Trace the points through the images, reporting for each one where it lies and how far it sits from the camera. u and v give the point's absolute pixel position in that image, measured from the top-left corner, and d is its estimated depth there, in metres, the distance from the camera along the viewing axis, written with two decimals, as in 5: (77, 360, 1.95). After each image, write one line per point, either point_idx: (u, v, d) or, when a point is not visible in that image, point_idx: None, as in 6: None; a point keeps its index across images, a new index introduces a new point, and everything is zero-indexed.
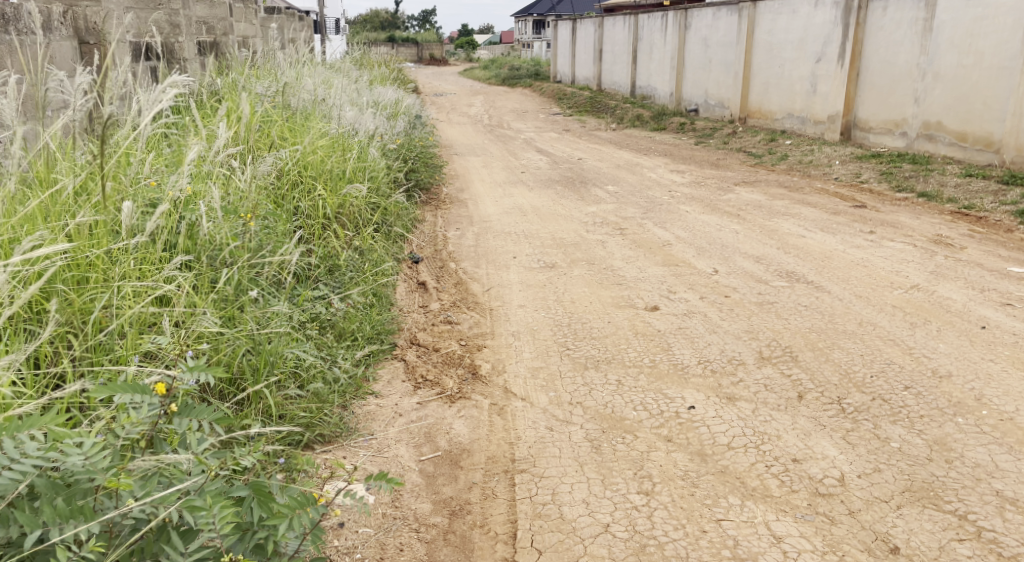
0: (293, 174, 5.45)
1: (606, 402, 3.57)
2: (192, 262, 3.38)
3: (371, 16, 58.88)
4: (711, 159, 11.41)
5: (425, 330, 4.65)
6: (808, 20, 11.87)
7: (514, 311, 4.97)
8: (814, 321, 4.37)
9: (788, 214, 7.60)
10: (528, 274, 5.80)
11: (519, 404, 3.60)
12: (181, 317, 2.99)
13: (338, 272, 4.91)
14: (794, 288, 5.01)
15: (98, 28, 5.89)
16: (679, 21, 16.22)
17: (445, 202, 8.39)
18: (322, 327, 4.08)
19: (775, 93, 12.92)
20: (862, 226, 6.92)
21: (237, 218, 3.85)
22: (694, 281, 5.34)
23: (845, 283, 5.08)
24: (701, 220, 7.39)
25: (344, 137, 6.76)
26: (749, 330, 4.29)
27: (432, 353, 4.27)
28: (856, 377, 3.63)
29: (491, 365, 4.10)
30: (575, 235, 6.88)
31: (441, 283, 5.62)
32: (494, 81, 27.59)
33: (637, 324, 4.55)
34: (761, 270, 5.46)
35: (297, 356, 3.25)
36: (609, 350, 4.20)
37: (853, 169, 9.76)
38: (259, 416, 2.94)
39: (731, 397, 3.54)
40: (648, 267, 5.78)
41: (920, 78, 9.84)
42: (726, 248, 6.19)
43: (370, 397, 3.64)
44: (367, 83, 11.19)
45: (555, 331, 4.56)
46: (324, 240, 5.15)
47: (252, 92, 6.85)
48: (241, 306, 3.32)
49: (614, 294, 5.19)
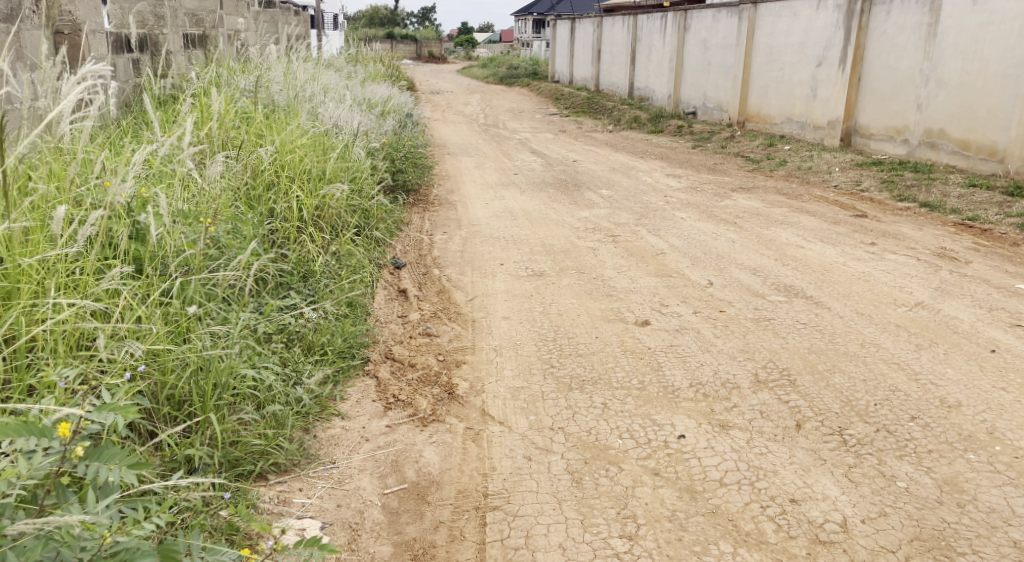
0: (268, 174, 5.21)
1: (590, 428, 3.32)
2: (141, 272, 3.14)
3: (369, 13, 58.56)
4: (708, 164, 11.17)
5: (401, 343, 4.40)
6: (810, 23, 11.64)
7: (497, 323, 4.71)
8: (813, 340, 4.12)
9: (787, 222, 7.36)
10: (515, 282, 5.54)
11: (496, 429, 3.34)
12: (121, 334, 2.75)
13: (312, 278, 4.66)
14: (792, 304, 4.76)
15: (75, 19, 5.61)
16: (678, 22, 15.98)
17: (433, 204, 8.13)
18: (290, 340, 3.83)
19: (773, 97, 12.68)
20: (863, 237, 6.68)
21: (196, 222, 3.61)
22: (687, 293, 5.10)
23: (846, 298, 4.84)
24: (697, 227, 7.14)
25: (325, 135, 6.51)
26: (744, 350, 4.04)
27: (407, 369, 4.02)
28: (859, 405, 3.39)
29: (469, 384, 3.84)
30: (566, 241, 6.63)
31: (423, 291, 5.36)
32: (491, 79, 27.33)
33: (627, 340, 4.30)
34: (757, 283, 5.20)
35: (252, 377, 3.01)
36: (596, 369, 3.95)
37: (854, 176, 9.52)
38: (206, 445, 2.69)
39: (723, 425, 3.29)
40: (640, 277, 5.54)
41: (923, 84, 9.61)
42: (722, 258, 5.94)
43: (335, 419, 3.40)
44: (358, 80, 10.97)
45: (539, 347, 4.30)
46: (299, 245, 4.90)
47: (233, 88, 6.60)
48: (193, 321, 3.08)
49: (604, 305, 4.94)
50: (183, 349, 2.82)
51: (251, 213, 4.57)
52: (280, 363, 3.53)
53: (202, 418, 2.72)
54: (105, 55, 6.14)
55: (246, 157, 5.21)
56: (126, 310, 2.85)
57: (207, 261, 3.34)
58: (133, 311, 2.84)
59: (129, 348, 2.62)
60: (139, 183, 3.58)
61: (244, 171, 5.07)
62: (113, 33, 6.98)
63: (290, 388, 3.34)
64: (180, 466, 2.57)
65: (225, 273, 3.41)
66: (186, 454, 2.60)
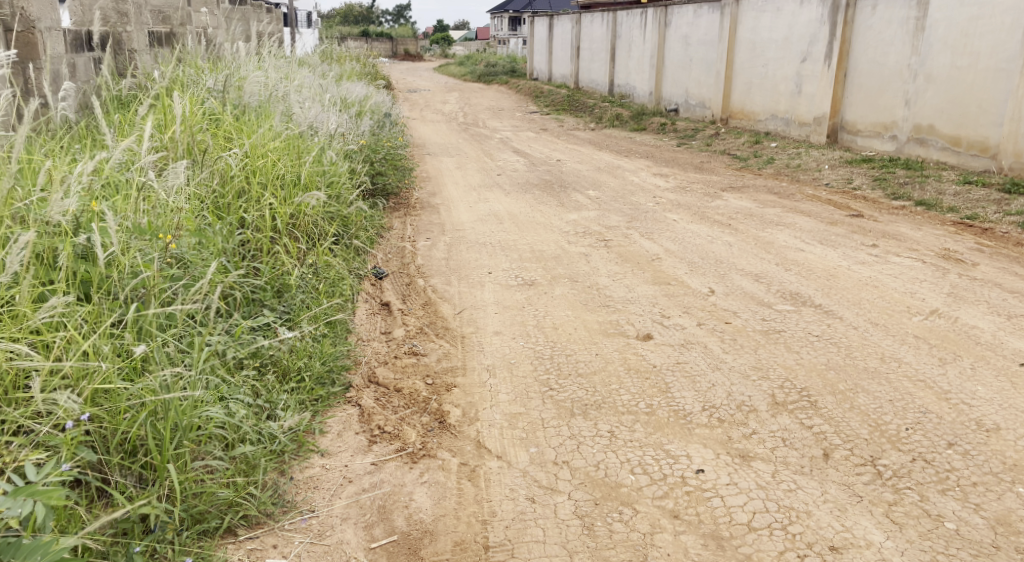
0: (237, 181, 4.88)
1: (598, 462, 3.02)
2: (88, 299, 2.84)
3: (344, 11, 57.90)
4: (695, 162, 10.91)
5: (385, 364, 4.07)
6: (794, 18, 11.42)
7: (488, 339, 4.39)
8: (830, 355, 3.83)
9: (782, 223, 7.10)
10: (504, 293, 5.22)
11: (494, 465, 3.04)
12: (63, 374, 2.45)
13: (287, 294, 4.34)
14: (801, 313, 4.48)
15: (27, 14, 5.24)
16: (658, 18, 15.71)
17: (415, 208, 7.79)
18: (263, 366, 3.52)
19: (757, 93, 12.46)
20: (862, 238, 6.42)
21: (153, 238, 3.31)
22: (689, 303, 4.81)
23: (856, 306, 4.55)
24: (690, 229, 6.86)
25: (299, 137, 6.16)
26: (757, 367, 3.75)
27: (392, 396, 3.70)
28: (889, 428, 3.11)
29: (462, 411, 3.53)
30: (556, 247, 6.32)
31: (407, 304, 5.04)
32: (470, 78, 26.92)
33: (630, 358, 3.99)
34: (762, 291, 4.92)
35: (217, 416, 2.71)
36: (599, 391, 3.64)
37: (845, 174, 9.30)
38: (164, 500, 2.40)
39: (744, 455, 3.00)
40: (637, 285, 5.24)
41: (911, 79, 9.40)
42: (721, 264, 5.65)
43: (314, 456, 3.09)
44: (335, 79, 10.58)
45: (535, 366, 3.99)
46: (273, 257, 4.57)
47: (197, 91, 6.23)
48: (149, 354, 2.78)
49: (601, 318, 4.63)
50: (138, 387, 2.52)
51: (219, 225, 4.24)
52: (251, 395, 3.23)
53: (159, 468, 2.42)
54: (62, 54, 5.74)
55: (212, 162, 4.88)
56: (70, 345, 2.55)
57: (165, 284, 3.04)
58: (78, 344, 2.55)
59: (66, 396, 2.32)
60: (86, 194, 3.30)
61: (211, 180, 4.74)
62: (71, 30, 6.57)
63: (263, 423, 3.03)
64: (132, 528, 2.30)
65: (186, 298, 3.11)
66: (140, 513, 2.31)
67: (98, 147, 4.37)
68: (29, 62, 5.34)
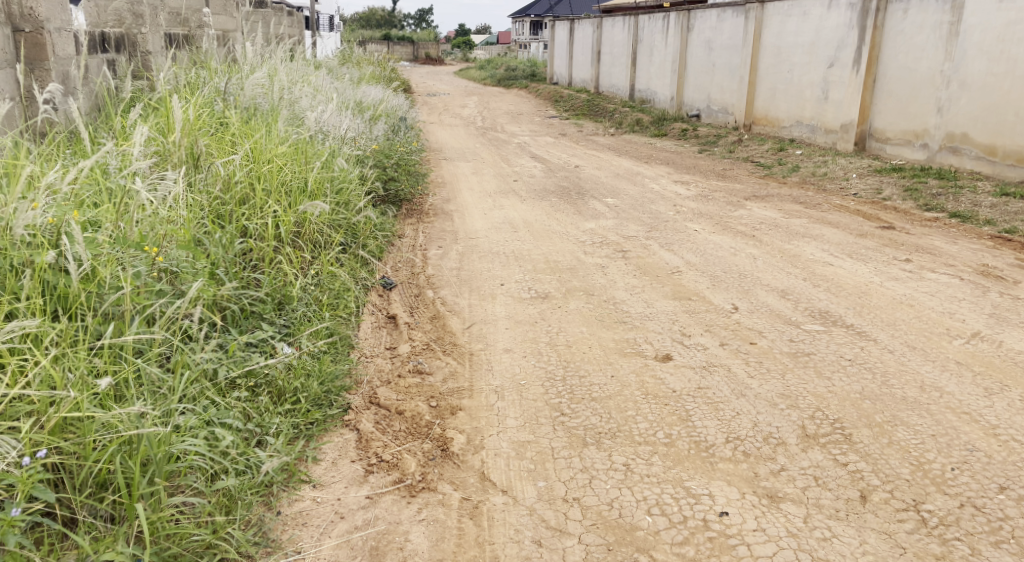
0: (240, 188, 4.72)
1: (611, 499, 2.78)
2: (65, 318, 2.69)
3: (366, 15, 58.02)
4: (717, 169, 10.62)
5: (387, 384, 3.85)
6: (820, 22, 11.11)
7: (498, 357, 4.16)
8: (864, 382, 3.55)
9: (808, 235, 6.80)
10: (516, 306, 4.98)
11: (498, 500, 2.82)
12: (27, 404, 2.30)
13: (288, 307, 4.15)
14: (832, 334, 4.20)
15: (35, 15, 5.09)
16: (681, 22, 15.44)
17: (428, 215, 7.58)
18: (256, 387, 3.32)
19: (782, 99, 12.15)
20: (895, 252, 6.11)
21: (138, 249, 3.16)
22: (710, 320, 4.55)
23: (891, 327, 4.26)
24: (712, 240, 6.59)
25: (308, 142, 5.98)
26: (785, 394, 3.48)
27: (393, 419, 3.48)
28: (932, 468, 2.84)
29: (467, 438, 3.31)
30: (572, 257, 6.07)
31: (414, 317, 4.82)
32: (489, 82, 26.73)
33: (647, 381, 3.73)
34: (789, 308, 4.65)
35: (196, 447, 2.54)
36: (614, 418, 3.40)
37: (873, 183, 8.97)
38: (132, 543, 2.23)
39: (772, 496, 2.75)
40: (656, 300, 4.99)
41: (944, 86, 9.06)
42: (745, 278, 5.39)
43: (305, 487, 2.88)
44: (352, 83, 10.39)
45: (547, 388, 3.75)
46: (275, 267, 4.38)
47: (205, 96, 6.08)
48: (126, 378, 2.62)
49: (617, 336, 4.38)
50: (109, 417, 2.36)
51: (218, 234, 4.07)
52: (240, 419, 3.04)
53: (128, 507, 2.26)
54: (71, 55, 5.58)
55: (212, 168, 4.72)
56: (36, 371, 2.40)
57: (148, 302, 2.89)
58: (45, 370, 2.39)
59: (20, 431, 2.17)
60: (69, 204, 3.16)
61: (212, 186, 4.58)
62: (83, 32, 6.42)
63: (250, 450, 2.84)
64: None
65: (172, 316, 2.94)
66: (105, 558, 2.14)
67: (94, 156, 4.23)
68: (37, 63, 5.19)
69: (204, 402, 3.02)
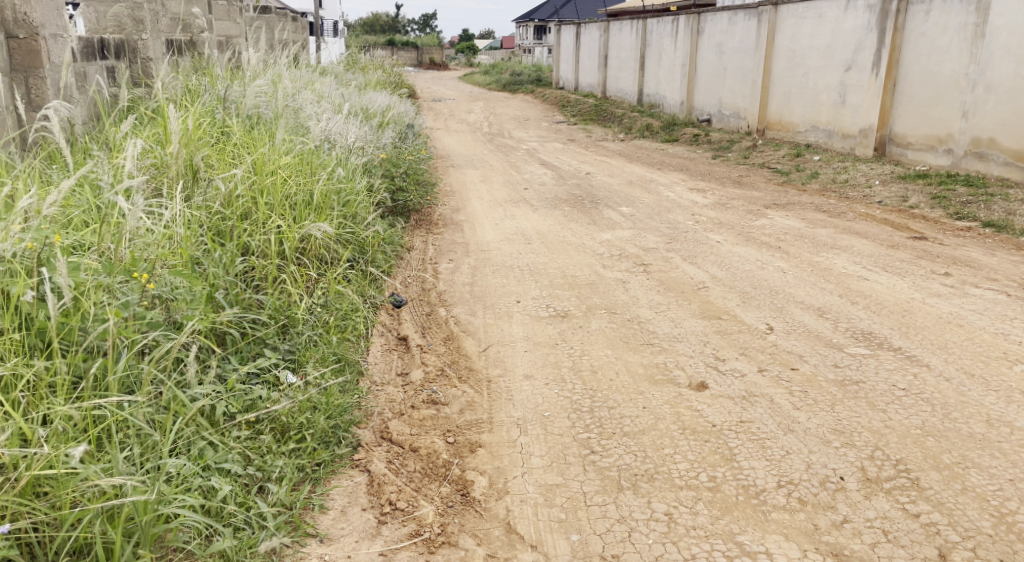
0: (241, 202, 4.44)
1: (656, 558, 2.52)
2: (43, 358, 2.41)
3: (370, 21, 57.74)
4: (733, 176, 10.31)
5: (400, 416, 3.55)
6: (837, 25, 10.80)
7: (518, 385, 3.85)
8: (924, 416, 3.25)
9: (837, 246, 6.49)
10: (535, 326, 4.67)
11: (528, 559, 2.56)
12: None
13: (292, 330, 3.86)
14: (880, 358, 3.88)
15: (31, 21, 4.81)
16: (690, 26, 15.14)
17: (436, 226, 7.28)
18: (258, 425, 3.04)
19: (796, 103, 11.84)
20: (931, 264, 5.80)
21: (128, 277, 2.88)
22: (745, 343, 4.23)
23: (943, 351, 3.95)
24: (737, 253, 6.28)
25: (312, 152, 5.70)
26: (837, 430, 3.17)
27: (407, 457, 3.18)
28: (1016, 521, 2.59)
29: (489, 480, 3.01)
30: (590, 272, 5.77)
31: (427, 339, 4.52)
32: (494, 87, 26.39)
33: (683, 414, 3.41)
34: (828, 329, 4.33)
35: (188, 505, 2.26)
36: (650, 457, 3.09)
37: (898, 190, 8.65)
38: None
39: (837, 554, 2.50)
40: (683, 319, 4.68)
41: (969, 89, 8.74)
42: (776, 294, 5.07)
43: (312, 542, 2.59)
44: (358, 90, 10.13)
45: (573, 421, 3.43)
46: (278, 288, 4.10)
47: (206, 106, 5.82)
48: (110, 426, 2.35)
49: (646, 360, 4.06)
50: (89, 474, 2.09)
51: (217, 253, 3.80)
52: (240, 463, 2.76)
53: None
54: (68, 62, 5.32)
55: (212, 182, 4.45)
56: (6, 423, 2.12)
57: (138, 336, 2.60)
58: (17, 422, 2.12)
59: None
60: (51, 228, 2.90)
61: (212, 201, 4.31)
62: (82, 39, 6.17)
63: (250, 502, 2.56)
64: None
65: (163, 351, 2.65)
66: None
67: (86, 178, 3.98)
68: (31, 71, 4.91)
69: (200, 445, 2.74)
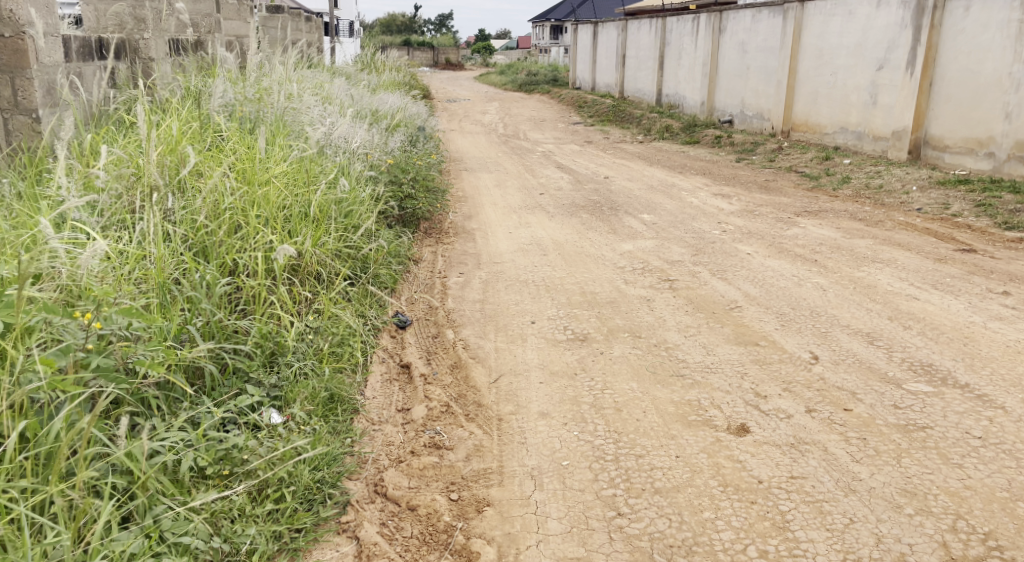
0: (228, 212, 4.00)
1: None
2: None
3: (386, 21, 57.58)
4: (759, 181, 9.80)
5: (397, 464, 3.11)
6: (869, 22, 10.26)
7: (532, 425, 3.39)
8: (1010, 475, 2.78)
9: (880, 260, 5.98)
10: (551, 352, 4.20)
11: None
12: None
13: (280, 360, 3.41)
14: (946, 397, 3.40)
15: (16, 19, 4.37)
16: (712, 24, 14.60)
17: (447, 235, 6.84)
18: (231, 482, 2.60)
19: (825, 104, 11.30)
20: (985, 281, 5.31)
21: (69, 318, 2.44)
22: (788, 375, 3.75)
23: (1018, 389, 3.46)
24: (770, 267, 5.79)
25: (312, 158, 5.27)
26: (908, 492, 2.70)
27: (403, 519, 2.75)
28: None
29: (498, 551, 2.57)
30: (611, 288, 5.31)
31: (433, 367, 4.08)
32: (509, 86, 25.92)
33: (723, 466, 2.95)
34: (882, 360, 3.85)
35: None
36: (688, 523, 2.63)
37: (938, 197, 8.12)
38: None
39: None
40: (715, 345, 4.20)
41: (1013, 89, 8.19)
42: (818, 316, 4.58)
43: None
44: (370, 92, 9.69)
45: (597, 472, 2.97)
46: (266, 311, 3.66)
47: (199, 111, 5.42)
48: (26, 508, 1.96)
49: (677, 396, 3.58)
50: None
51: (195, 274, 3.37)
52: (203, 535, 2.34)
53: None
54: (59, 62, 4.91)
55: (196, 193, 4.02)
56: None
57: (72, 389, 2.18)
58: None
59: None
60: None
61: (194, 214, 3.88)
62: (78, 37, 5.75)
63: None
64: None
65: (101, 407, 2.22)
66: None
67: (49, 195, 3.59)
68: (17, 72, 4.49)
69: (153, 516, 2.31)
